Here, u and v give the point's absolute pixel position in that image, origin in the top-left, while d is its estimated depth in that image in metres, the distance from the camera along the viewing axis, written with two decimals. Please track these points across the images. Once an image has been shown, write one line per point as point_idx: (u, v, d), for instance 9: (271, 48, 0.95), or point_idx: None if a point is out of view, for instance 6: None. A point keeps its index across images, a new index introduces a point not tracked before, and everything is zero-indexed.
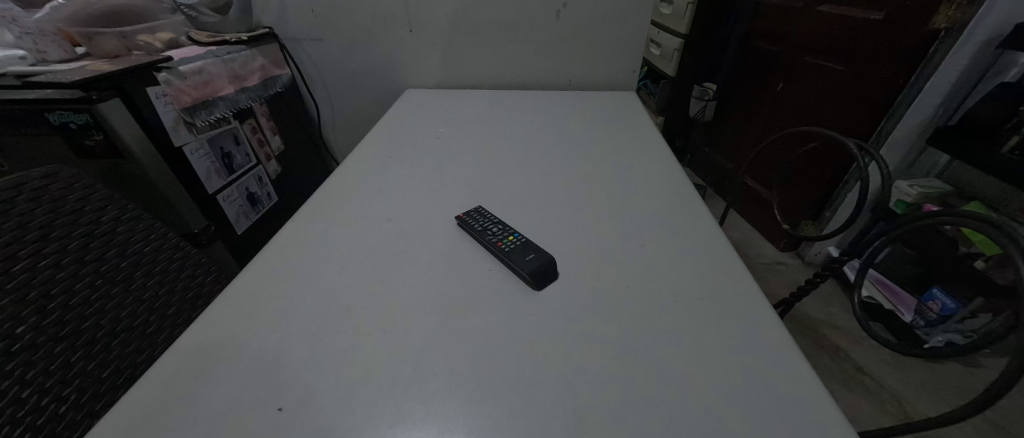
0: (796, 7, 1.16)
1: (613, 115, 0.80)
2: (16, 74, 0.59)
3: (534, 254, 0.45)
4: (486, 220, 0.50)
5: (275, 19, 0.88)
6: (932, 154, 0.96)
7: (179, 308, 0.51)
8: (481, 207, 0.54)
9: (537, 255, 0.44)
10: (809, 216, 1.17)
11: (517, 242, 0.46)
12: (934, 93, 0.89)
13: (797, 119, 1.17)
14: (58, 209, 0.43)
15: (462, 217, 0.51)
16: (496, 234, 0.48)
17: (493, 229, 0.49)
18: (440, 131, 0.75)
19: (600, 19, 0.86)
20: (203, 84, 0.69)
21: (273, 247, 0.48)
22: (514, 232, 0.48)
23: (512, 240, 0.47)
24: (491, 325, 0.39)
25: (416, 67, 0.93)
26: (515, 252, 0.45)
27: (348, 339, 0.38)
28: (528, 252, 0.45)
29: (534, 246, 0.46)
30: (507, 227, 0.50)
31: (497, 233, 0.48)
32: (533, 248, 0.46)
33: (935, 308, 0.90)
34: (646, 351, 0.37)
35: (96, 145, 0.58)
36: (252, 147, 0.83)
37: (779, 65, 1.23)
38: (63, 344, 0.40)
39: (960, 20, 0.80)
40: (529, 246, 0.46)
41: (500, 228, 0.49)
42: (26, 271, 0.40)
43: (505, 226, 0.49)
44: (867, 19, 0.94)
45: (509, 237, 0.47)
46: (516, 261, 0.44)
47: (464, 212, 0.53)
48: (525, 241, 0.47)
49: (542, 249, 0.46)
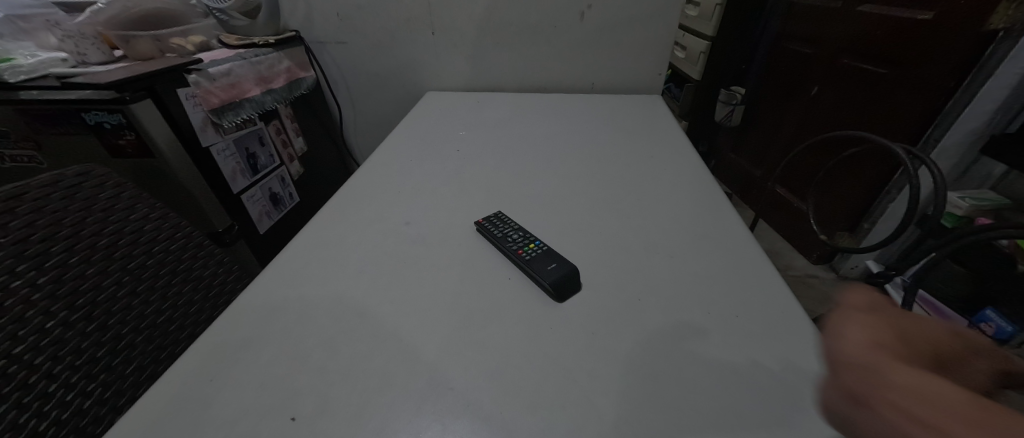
0: (833, 8, 1.11)
1: (639, 120, 0.78)
2: (56, 75, 0.61)
3: (556, 264, 0.43)
4: (506, 226, 0.49)
5: (302, 22, 0.90)
6: (987, 164, 0.89)
7: (202, 306, 0.51)
8: (500, 212, 0.53)
9: (559, 265, 0.43)
10: (845, 228, 1.11)
11: (538, 250, 0.45)
12: (989, 99, 0.82)
13: (833, 125, 1.12)
14: (90, 207, 0.44)
15: (481, 223, 0.50)
16: (517, 241, 0.47)
17: (513, 236, 0.47)
18: (460, 134, 0.74)
19: (626, 21, 0.84)
20: (231, 85, 0.70)
21: (291, 250, 0.48)
22: (536, 240, 0.47)
23: (533, 248, 0.45)
24: (509, 338, 0.38)
25: (440, 70, 0.93)
26: (536, 261, 0.44)
27: (363, 347, 0.37)
28: (550, 261, 0.43)
29: (555, 255, 0.44)
30: (529, 234, 0.48)
31: (518, 240, 0.47)
32: (554, 257, 0.44)
33: (987, 331, 0.83)
34: (674, 370, 0.35)
35: (128, 145, 0.59)
36: (276, 148, 0.85)
37: (813, 69, 1.18)
38: (90, 340, 0.40)
39: (1019, 20, 0.74)
40: (551, 255, 0.44)
41: (521, 235, 0.47)
42: (58, 267, 0.40)
43: (525, 233, 0.48)
44: (914, 20, 0.89)
45: (530, 245, 0.46)
46: (536, 269, 0.43)
47: (482, 218, 0.52)
48: (547, 249, 0.45)
49: (564, 259, 0.44)
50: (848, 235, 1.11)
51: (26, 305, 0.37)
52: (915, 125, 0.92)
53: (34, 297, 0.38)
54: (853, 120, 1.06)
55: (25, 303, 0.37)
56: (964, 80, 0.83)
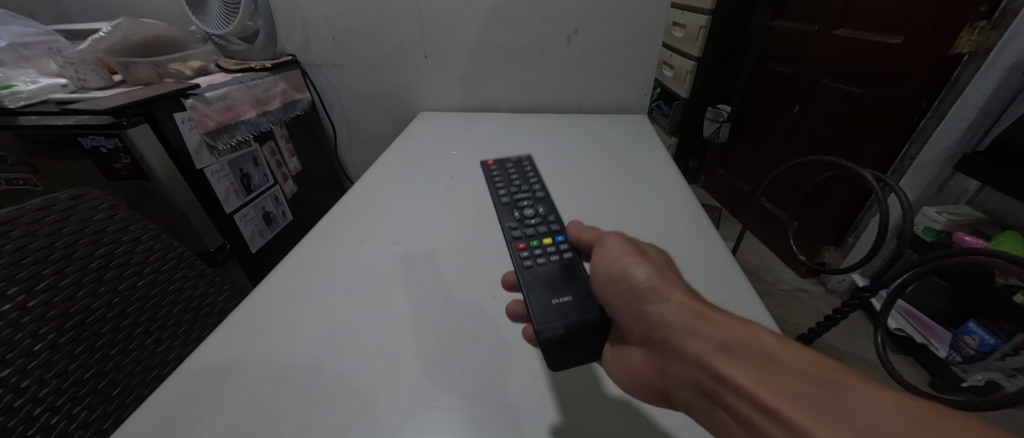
0: (811, 31, 1.15)
1: (625, 139, 0.80)
2: (56, 100, 0.63)
3: (571, 296, 0.39)
4: (524, 192, 0.55)
5: (298, 47, 0.92)
6: (961, 180, 0.91)
7: (190, 327, 0.51)
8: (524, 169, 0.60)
9: (574, 299, 0.39)
10: (832, 242, 1.13)
11: (552, 257, 0.44)
12: (960, 118, 0.84)
13: (815, 142, 1.15)
14: (84, 229, 0.45)
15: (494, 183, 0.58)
16: (523, 217, 0.50)
17: (524, 204, 0.52)
18: (451, 154, 0.76)
19: (611, 44, 0.87)
20: (227, 109, 0.72)
21: (282, 270, 0.48)
22: (558, 236, 0.47)
23: (547, 246, 0.45)
24: (494, 356, 0.39)
25: (432, 91, 0.96)
26: (540, 268, 0.42)
27: (349, 366, 0.38)
28: (563, 289, 0.40)
29: (574, 285, 0.40)
30: (556, 224, 0.49)
31: (537, 230, 0.48)
32: (571, 281, 0.41)
33: (972, 343, 0.85)
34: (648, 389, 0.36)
35: (124, 168, 0.61)
36: (271, 168, 0.86)
37: (795, 88, 1.22)
38: (77, 362, 0.41)
39: (983, 44, 0.78)
40: (568, 276, 0.41)
41: (544, 226, 0.48)
42: (48, 290, 0.41)
43: (550, 225, 0.48)
44: (885, 44, 0.93)
45: (547, 241, 0.46)
46: (537, 284, 0.40)
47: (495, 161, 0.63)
48: (566, 262, 0.43)
49: (580, 293, 0.39)
50: (834, 249, 1.13)
51: (14, 328, 0.38)
52: (893, 142, 0.94)
53: (22, 320, 0.39)
54: (834, 137, 1.08)
55: (13, 326, 0.38)
56: (936, 100, 0.86)
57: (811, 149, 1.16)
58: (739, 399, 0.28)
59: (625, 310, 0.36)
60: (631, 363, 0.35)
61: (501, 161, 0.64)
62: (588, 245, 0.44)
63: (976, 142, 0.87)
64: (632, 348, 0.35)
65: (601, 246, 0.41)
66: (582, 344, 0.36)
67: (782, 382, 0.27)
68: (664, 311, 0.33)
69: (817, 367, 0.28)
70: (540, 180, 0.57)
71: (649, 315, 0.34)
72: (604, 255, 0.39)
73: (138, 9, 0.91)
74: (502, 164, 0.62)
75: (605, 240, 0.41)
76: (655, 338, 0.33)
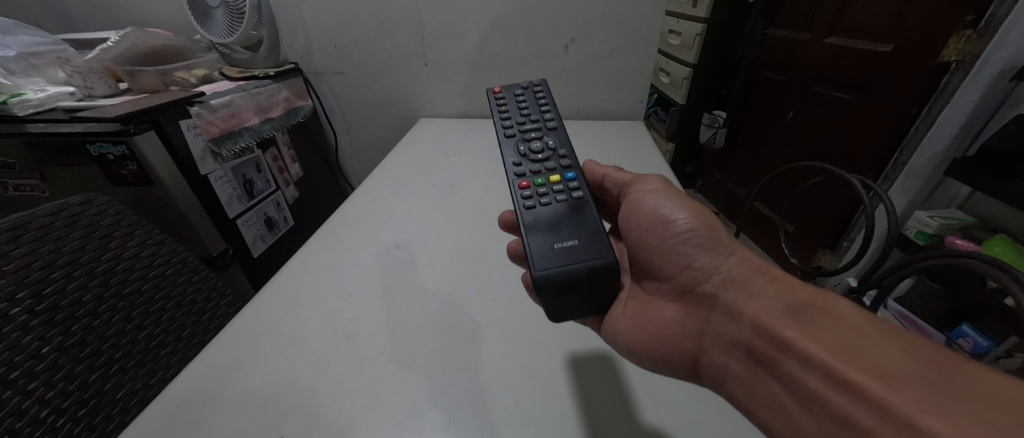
0: (803, 39, 1.17)
1: (621, 145, 0.82)
2: (65, 108, 0.64)
3: (577, 240, 0.42)
4: (535, 123, 0.55)
5: (301, 55, 0.94)
6: (951, 185, 0.92)
7: (192, 330, 0.52)
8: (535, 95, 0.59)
9: (579, 243, 0.42)
10: (827, 246, 1.14)
11: (559, 197, 0.46)
12: (949, 124, 0.85)
13: (809, 148, 1.17)
14: (90, 234, 0.46)
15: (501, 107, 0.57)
16: (531, 150, 0.52)
17: (535, 140, 0.53)
18: (450, 160, 0.77)
19: (608, 52, 0.88)
20: (231, 116, 0.73)
21: (284, 274, 0.49)
22: (568, 173, 0.49)
23: (556, 184, 0.48)
24: (494, 356, 0.40)
25: (432, 98, 0.97)
26: (544, 209, 0.45)
27: (352, 367, 0.39)
28: (569, 234, 0.43)
29: (579, 228, 0.44)
30: (566, 160, 0.50)
31: (547, 165, 0.50)
32: (576, 224, 0.44)
33: (966, 346, 0.85)
34: (643, 388, 0.37)
35: (130, 175, 0.62)
36: (273, 174, 0.87)
37: (789, 94, 1.24)
38: (82, 365, 0.41)
39: (970, 52, 0.79)
40: (574, 217, 0.45)
41: (554, 163, 0.50)
42: (56, 294, 0.42)
43: (559, 161, 0.50)
44: (876, 52, 0.95)
45: (556, 179, 0.48)
46: (540, 229, 0.44)
47: (502, 88, 0.60)
48: (573, 203, 0.46)
49: (586, 236, 0.43)
50: (830, 253, 1.14)
51: (22, 331, 0.39)
52: (885, 148, 0.96)
53: (31, 324, 0.39)
54: (828, 143, 1.10)
55: (21, 329, 0.39)
56: (926, 106, 0.87)
57: (806, 154, 1.18)
58: (770, 347, 0.32)
59: (665, 259, 0.41)
60: (662, 319, 0.40)
61: (511, 86, 0.60)
62: (620, 184, 0.48)
63: (964, 149, 0.87)
64: (665, 305, 0.40)
65: (639, 185, 0.45)
66: (582, 289, 0.39)
67: (814, 323, 0.32)
68: (713, 263, 0.38)
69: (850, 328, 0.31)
70: (552, 109, 0.56)
71: (695, 265, 0.39)
72: (644, 194, 0.43)
73: (144, 19, 0.93)
74: (511, 91, 0.59)
75: (645, 181, 0.45)
76: (699, 291, 0.38)
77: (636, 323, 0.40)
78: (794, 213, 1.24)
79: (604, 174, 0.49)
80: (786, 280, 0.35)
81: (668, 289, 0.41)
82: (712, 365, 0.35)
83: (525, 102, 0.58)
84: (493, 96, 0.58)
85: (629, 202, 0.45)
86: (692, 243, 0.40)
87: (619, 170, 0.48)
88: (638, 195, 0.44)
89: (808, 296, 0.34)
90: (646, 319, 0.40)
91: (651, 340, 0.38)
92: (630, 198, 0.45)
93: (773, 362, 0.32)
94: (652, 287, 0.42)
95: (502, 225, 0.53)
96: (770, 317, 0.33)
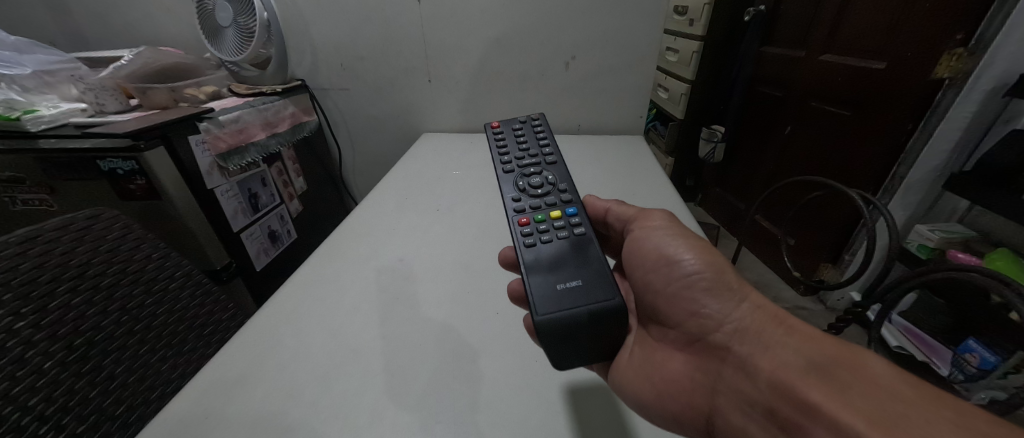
0: (799, 56, 1.19)
1: (621, 159, 0.83)
2: (76, 124, 0.65)
3: (580, 281, 0.42)
4: (536, 157, 0.56)
5: (307, 72, 0.96)
6: (951, 199, 0.94)
7: (194, 344, 0.51)
8: (536, 128, 0.60)
9: (582, 284, 0.41)
10: (828, 259, 1.14)
11: (560, 234, 0.46)
12: (945, 139, 0.88)
13: (808, 163, 1.18)
14: (97, 248, 0.46)
15: (500, 139, 0.59)
16: (530, 185, 0.52)
17: (535, 174, 0.53)
18: (453, 174, 0.78)
19: (607, 69, 0.90)
20: (238, 131, 0.75)
21: (288, 288, 0.50)
22: (569, 209, 0.49)
23: (558, 219, 0.48)
24: (500, 371, 0.40)
25: (436, 113, 0.99)
26: (545, 247, 0.45)
27: (355, 382, 0.39)
28: (571, 273, 0.43)
29: (582, 268, 0.43)
30: (566, 195, 0.51)
31: (549, 201, 0.50)
32: (578, 262, 0.44)
33: (973, 361, 0.85)
34: (639, 415, 0.37)
35: (138, 189, 0.63)
36: (278, 188, 0.88)
37: (787, 109, 1.25)
38: (83, 380, 0.41)
39: (961, 70, 0.81)
40: (577, 256, 0.44)
41: (556, 199, 0.51)
42: (60, 308, 0.42)
43: (561, 198, 0.51)
44: (869, 69, 0.97)
45: (558, 215, 0.48)
46: (541, 269, 0.43)
47: (500, 124, 0.62)
48: (575, 240, 0.46)
49: (588, 278, 0.42)
50: (832, 267, 1.14)
51: (26, 345, 0.39)
52: (881, 162, 0.97)
53: (35, 338, 0.40)
54: (826, 157, 1.11)
55: (25, 344, 0.39)
56: (921, 121, 0.89)
57: (805, 168, 1.19)
58: (790, 408, 0.32)
59: (673, 303, 0.41)
60: (671, 370, 0.40)
61: (509, 122, 0.62)
62: (622, 220, 0.48)
63: (961, 163, 0.90)
64: (674, 355, 0.41)
65: (641, 221, 0.45)
66: (587, 334, 0.38)
67: (839, 383, 0.32)
68: (722, 311, 0.38)
69: (874, 391, 0.31)
70: (551, 143, 0.57)
71: (703, 312, 0.39)
72: (648, 232, 0.43)
73: (155, 38, 0.95)
74: (509, 126, 0.61)
75: (648, 216, 0.45)
76: (709, 341, 0.39)
77: (644, 373, 0.39)
78: (796, 227, 1.24)
79: (607, 209, 0.50)
80: (803, 331, 0.35)
81: (675, 338, 0.41)
82: (728, 425, 0.35)
83: (524, 137, 0.60)
84: (492, 131, 0.60)
85: (631, 239, 0.45)
86: (699, 287, 0.40)
87: (621, 205, 0.48)
88: (642, 232, 0.44)
89: (830, 352, 0.34)
90: (654, 370, 0.39)
91: (664, 395, 0.38)
92: (632, 234, 0.45)
93: (796, 426, 0.32)
94: (659, 334, 0.42)
95: (501, 263, 0.50)
96: (790, 375, 0.33)
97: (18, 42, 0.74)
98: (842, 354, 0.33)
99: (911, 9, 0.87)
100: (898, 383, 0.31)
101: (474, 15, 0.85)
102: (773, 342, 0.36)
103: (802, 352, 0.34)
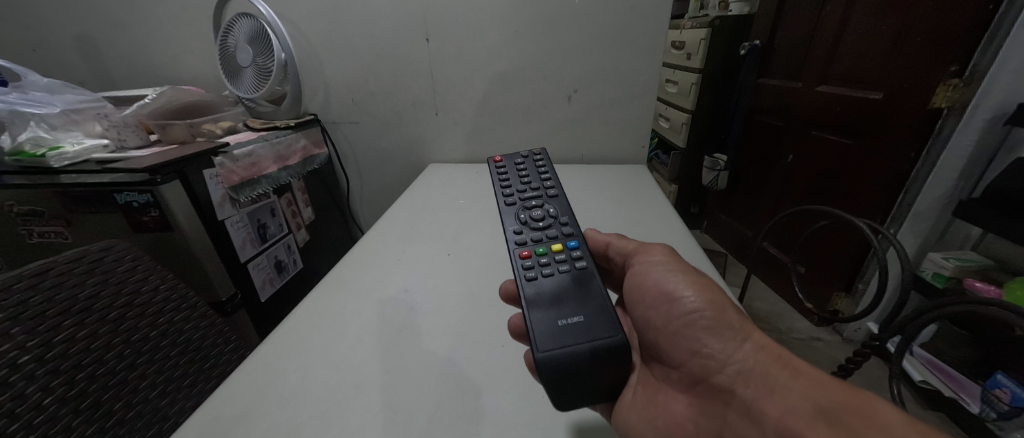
0: (796, 87, 1.21)
1: (623, 188, 0.83)
2: (97, 160, 0.68)
3: (581, 317, 0.41)
4: (539, 189, 0.57)
5: (319, 107, 1.00)
6: (962, 226, 0.92)
7: (195, 379, 0.50)
8: (535, 162, 0.62)
9: (584, 320, 0.41)
10: (842, 288, 1.12)
11: (561, 267, 0.47)
12: (949, 168, 0.87)
13: (812, 190, 1.17)
14: (107, 281, 0.47)
15: (500, 169, 0.60)
16: (531, 218, 0.53)
17: (535, 206, 0.54)
18: (458, 203, 0.80)
19: (609, 101, 0.92)
20: (251, 164, 0.77)
21: (293, 320, 0.50)
22: (569, 242, 0.49)
23: (561, 251, 0.48)
24: (502, 410, 0.39)
25: (441, 145, 1.01)
26: (546, 281, 0.45)
27: (355, 420, 0.39)
28: (573, 309, 0.42)
29: (583, 303, 0.43)
30: (567, 228, 0.51)
31: (551, 233, 0.51)
32: (579, 298, 0.44)
33: (1004, 397, 0.80)
34: None
35: (152, 221, 0.65)
36: (286, 218, 0.90)
37: (788, 137, 1.26)
38: (82, 417, 0.41)
39: (959, 100, 0.82)
40: (578, 290, 0.44)
41: (558, 232, 0.51)
42: (65, 342, 0.43)
43: (563, 231, 0.51)
44: (867, 99, 0.98)
45: (560, 247, 0.49)
46: (542, 303, 0.43)
47: (502, 157, 0.63)
48: (576, 274, 0.46)
49: (589, 314, 0.42)
50: (845, 297, 1.11)
51: (27, 380, 0.39)
52: (888, 190, 0.96)
53: (38, 372, 0.40)
54: (831, 184, 1.11)
55: (26, 379, 0.39)
56: (924, 149, 0.89)
57: (810, 196, 1.18)
58: None
59: (673, 341, 0.40)
60: (673, 414, 0.39)
61: (511, 156, 0.64)
62: (623, 254, 0.48)
63: (970, 189, 0.89)
64: (676, 396, 0.40)
65: (641, 256, 0.45)
66: (588, 372, 0.38)
67: (848, 431, 0.31)
68: (724, 351, 0.38)
69: None
70: (552, 176, 0.58)
71: (704, 352, 0.38)
72: (647, 267, 0.43)
73: (179, 78, 1.00)
74: (511, 159, 0.63)
75: (648, 251, 0.45)
76: (712, 384, 0.38)
77: (648, 417, 0.39)
78: (806, 256, 1.22)
79: (607, 243, 0.50)
80: (811, 375, 0.35)
81: (679, 378, 0.40)
82: None
83: (526, 169, 0.61)
84: (493, 165, 0.61)
85: (632, 273, 0.45)
86: (700, 325, 0.39)
87: (621, 238, 0.49)
88: (642, 267, 0.44)
89: (840, 397, 0.33)
90: (658, 413, 0.39)
91: None
92: (632, 269, 0.45)
93: None
94: (661, 373, 0.42)
95: (502, 296, 0.50)
96: (800, 422, 0.33)
97: (50, 84, 0.77)
98: (855, 402, 0.32)
99: (905, 41, 0.89)
100: (912, 432, 0.30)
101: (479, 53, 0.89)
102: (780, 384, 0.35)
103: (809, 395, 0.34)
